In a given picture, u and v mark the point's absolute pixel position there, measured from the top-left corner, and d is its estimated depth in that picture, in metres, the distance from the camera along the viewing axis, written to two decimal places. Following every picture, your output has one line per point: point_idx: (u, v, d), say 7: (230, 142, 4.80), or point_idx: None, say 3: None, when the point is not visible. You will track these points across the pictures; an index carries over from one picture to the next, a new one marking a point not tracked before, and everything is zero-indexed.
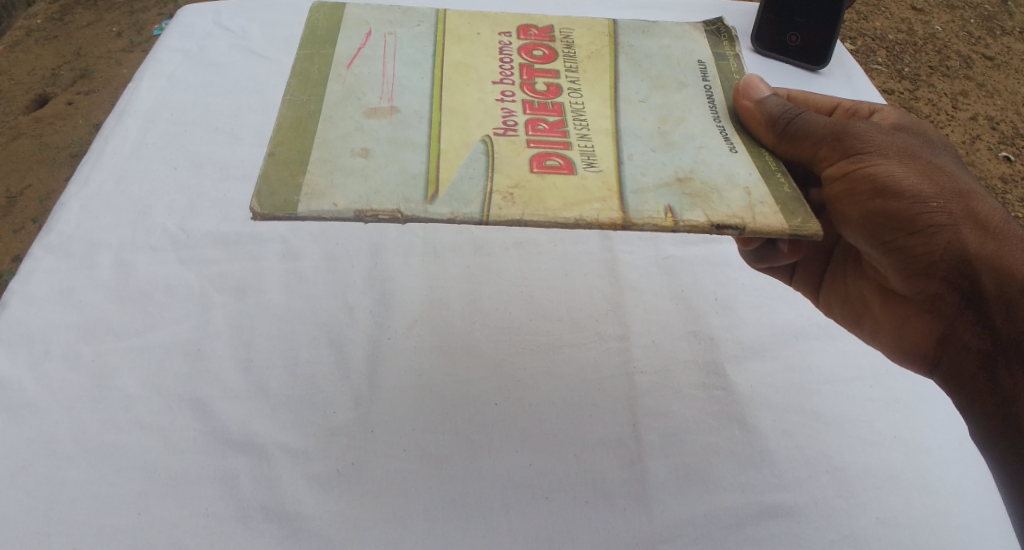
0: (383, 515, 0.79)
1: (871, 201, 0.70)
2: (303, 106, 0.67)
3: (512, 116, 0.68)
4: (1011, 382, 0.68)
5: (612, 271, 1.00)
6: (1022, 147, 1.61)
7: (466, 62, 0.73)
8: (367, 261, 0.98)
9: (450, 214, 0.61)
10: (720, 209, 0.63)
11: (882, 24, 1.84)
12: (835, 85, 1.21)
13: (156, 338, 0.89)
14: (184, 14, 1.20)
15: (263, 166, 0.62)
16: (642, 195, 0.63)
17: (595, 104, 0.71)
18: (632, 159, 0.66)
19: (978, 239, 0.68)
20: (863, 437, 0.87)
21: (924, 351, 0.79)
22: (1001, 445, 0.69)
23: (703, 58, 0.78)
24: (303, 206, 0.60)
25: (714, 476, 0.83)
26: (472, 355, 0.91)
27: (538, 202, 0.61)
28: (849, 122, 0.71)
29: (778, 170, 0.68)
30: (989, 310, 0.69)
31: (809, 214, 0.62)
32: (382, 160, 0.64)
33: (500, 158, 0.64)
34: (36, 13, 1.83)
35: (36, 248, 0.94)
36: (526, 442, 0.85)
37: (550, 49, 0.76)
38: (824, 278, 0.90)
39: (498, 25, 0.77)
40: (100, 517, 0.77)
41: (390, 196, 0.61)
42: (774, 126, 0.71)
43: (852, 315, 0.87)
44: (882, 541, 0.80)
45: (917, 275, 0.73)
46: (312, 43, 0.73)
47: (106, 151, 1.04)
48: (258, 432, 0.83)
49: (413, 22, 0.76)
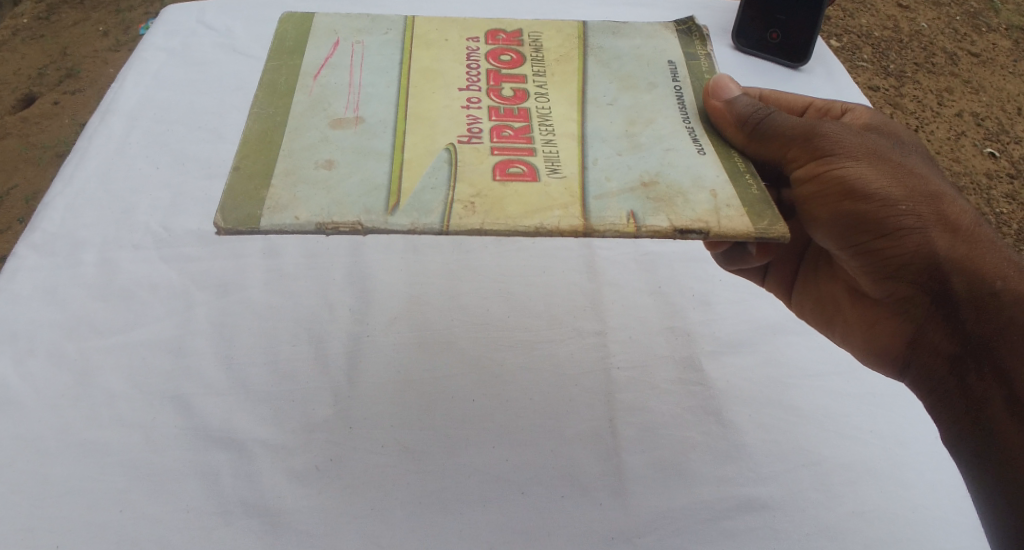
0: (361, 510, 0.80)
1: (841, 203, 0.71)
2: (270, 117, 0.68)
3: (478, 123, 0.69)
4: (982, 384, 0.69)
5: (590, 268, 1.01)
6: (1007, 144, 1.63)
7: (433, 68, 0.74)
8: (347, 259, 0.99)
9: (410, 225, 0.61)
10: (684, 213, 0.64)
11: (868, 21, 1.85)
12: (816, 82, 1.22)
13: (139, 335, 0.89)
14: (169, 13, 1.21)
15: (228, 181, 0.63)
16: (605, 201, 0.64)
17: (562, 109, 0.72)
18: (597, 164, 0.67)
19: (948, 241, 0.69)
20: (839, 430, 0.88)
21: (894, 352, 0.80)
22: (972, 446, 0.70)
23: (674, 58, 0.79)
24: (266, 220, 0.61)
25: (691, 470, 0.85)
26: (450, 351, 0.92)
27: (499, 210, 0.62)
28: (819, 123, 0.71)
29: (746, 172, 0.68)
30: (959, 313, 0.70)
31: (775, 216, 0.64)
32: (345, 171, 0.64)
33: (464, 165, 0.65)
34: (23, 12, 1.83)
35: (21, 247, 0.95)
36: (504, 437, 0.86)
37: (517, 54, 0.77)
38: (796, 279, 0.91)
39: (466, 30, 0.79)
40: (83, 513, 0.78)
41: (352, 207, 0.62)
42: (743, 127, 0.71)
43: (823, 319, 0.89)
44: (858, 533, 0.81)
45: (888, 277, 0.73)
46: (280, 52, 0.74)
47: (90, 150, 1.04)
48: (239, 428, 0.84)
49: (380, 29, 0.78)
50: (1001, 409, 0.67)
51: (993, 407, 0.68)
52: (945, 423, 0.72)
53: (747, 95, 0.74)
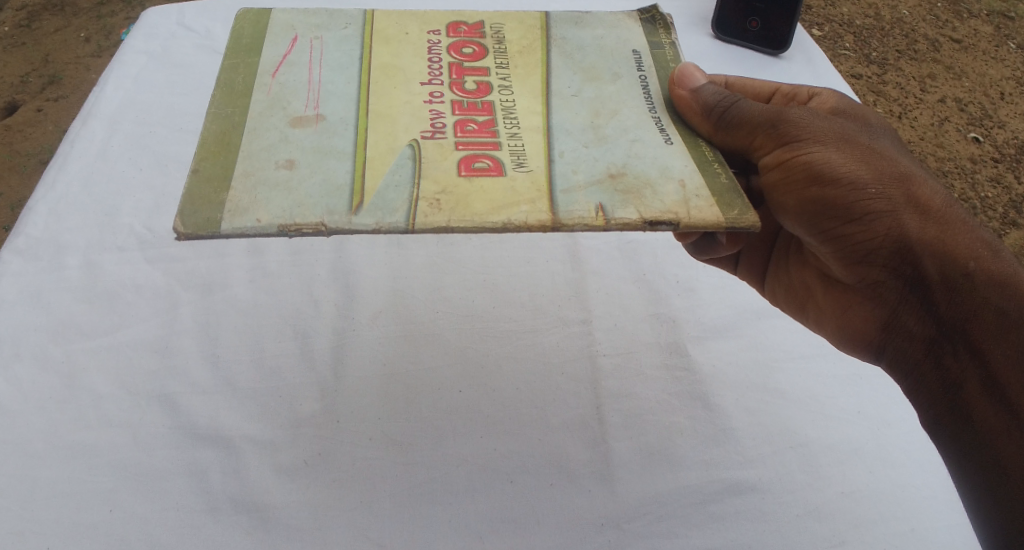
0: (349, 504, 0.80)
1: (808, 189, 0.71)
2: (228, 119, 0.68)
3: (441, 118, 0.69)
4: (957, 366, 0.70)
5: (575, 257, 1.01)
6: (990, 128, 1.63)
7: (394, 64, 0.74)
8: (331, 255, 0.99)
9: (375, 224, 0.61)
10: (653, 204, 0.64)
11: (849, 10, 1.86)
12: (796, 69, 1.22)
13: (124, 336, 0.89)
14: (149, 16, 1.21)
15: (186, 185, 0.63)
16: (572, 194, 0.64)
17: (526, 101, 0.72)
18: (563, 157, 0.67)
19: (918, 224, 0.70)
20: (825, 412, 0.89)
21: (867, 338, 0.80)
22: (950, 428, 0.70)
23: (637, 47, 0.80)
24: (226, 224, 0.61)
25: (679, 454, 0.85)
26: (435, 343, 0.93)
27: (465, 207, 0.62)
28: (784, 108, 0.72)
29: (714, 160, 0.69)
30: (933, 295, 0.70)
31: (746, 205, 0.64)
32: (306, 171, 0.65)
33: (428, 162, 0.65)
34: (5, 19, 1.81)
35: (5, 252, 0.95)
36: (491, 428, 0.86)
37: (479, 47, 0.77)
38: (768, 268, 0.91)
39: (426, 24, 0.79)
40: (72, 515, 0.78)
41: (314, 208, 0.62)
42: (709, 115, 0.72)
43: (796, 304, 0.88)
44: (848, 514, 0.82)
45: (859, 263, 0.74)
46: (236, 51, 0.74)
47: (72, 153, 1.04)
48: (225, 425, 0.84)
49: (339, 25, 0.78)
50: (976, 389, 0.68)
51: (969, 389, 0.69)
52: (922, 407, 0.73)
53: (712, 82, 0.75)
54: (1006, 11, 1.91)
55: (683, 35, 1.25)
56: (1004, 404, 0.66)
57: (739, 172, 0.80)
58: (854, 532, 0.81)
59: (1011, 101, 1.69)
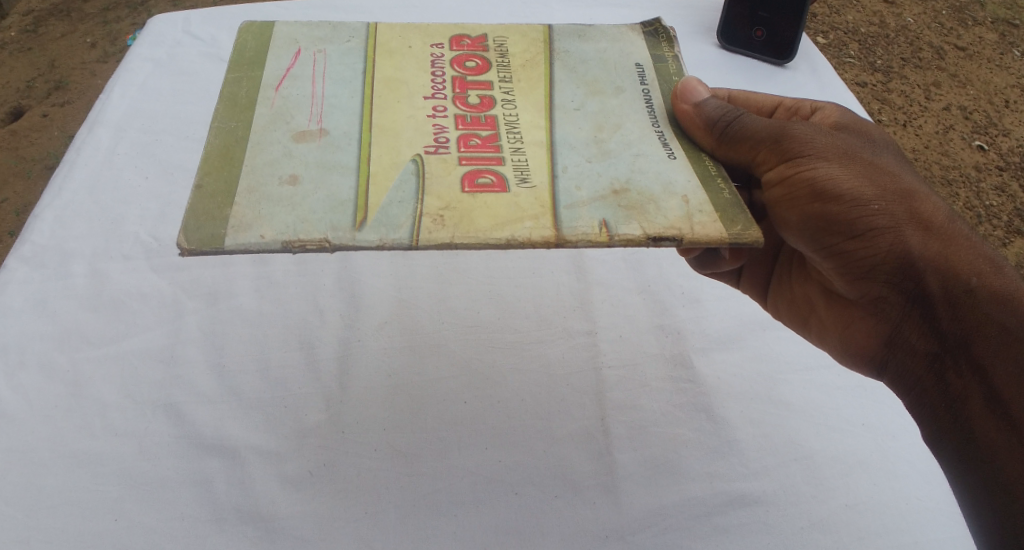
0: (354, 514, 0.80)
1: (811, 204, 0.71)
2: (231, 132, 0.69)
3: (444, 133, 0.70)
4: (960, 382, 0.69)
5: (579, 267, 1.02)
6: (995, 136, 1.63)
7: (397, 77, 0.74)
8: (336, 264, 0.99)
9: (379, 240, 0.61)
10: (657, 221, 0.64)
11: (854, 17, 1.86)
12: (801, 79, 1.22)
13: (131, 345, 0.90)
14: (155, 24, 1.21)
15: (189, 200, 0.63)
16: (576, 210, 0.64)
17: (530, 116, 0.73)
18: (566, 173, 0.67)
19: (921, 240, 0.69)
20: (829, 423, 0.88)
21: (869, 353, 0.80)
22: (953, 444, 0.70)
23: (641, 60, 0.80)
24: (230, 240, 0.61)
25: (683, 466, 0.85)
26: (439, 353, 0.93)
27: (468, 223, 0.63)
28: (787, 124, 0.72)
29: (717, 176, 0.69)
30: (935, 311, 0.70)
31: (749, 222, 0.64)
32: (310, 186, 0.65)
33: (431, 178, 0.65)
34: (11, 24, 1.83)
35: (11, 260, 0.95)
36: (494, 439, 0.86)
37: (483, 60, 0.78)
38: (770, 282, 0.91)
39: (430, 37, 0.79)
40: (78, 523, 0.78)
41: (318, 224, 0.62)
42: (712, 130, 0.72)
43: (799, 318, 0.88)
44: (851, 526, 0.81)
45: (861, 278, 0.74)
46: (240, 64, 0.75)
47: (78, 161, 1.04)
48: (230, 434, 0.84)
49: (342, 38, 0.78)
50: (978, 406, 0.68)
51: (972, 406, 0.69)
52: (925, 422, 0.73)
53: (715, 96, 0.75)
54: (1011, 19, 1.91)
55: (687, 44, 1.25)
56: (1006, 421, 0.66)
57: (742, 186, 0.81)
58: (859, 545, 0.80)
59: (1015, 109, 1.69)
